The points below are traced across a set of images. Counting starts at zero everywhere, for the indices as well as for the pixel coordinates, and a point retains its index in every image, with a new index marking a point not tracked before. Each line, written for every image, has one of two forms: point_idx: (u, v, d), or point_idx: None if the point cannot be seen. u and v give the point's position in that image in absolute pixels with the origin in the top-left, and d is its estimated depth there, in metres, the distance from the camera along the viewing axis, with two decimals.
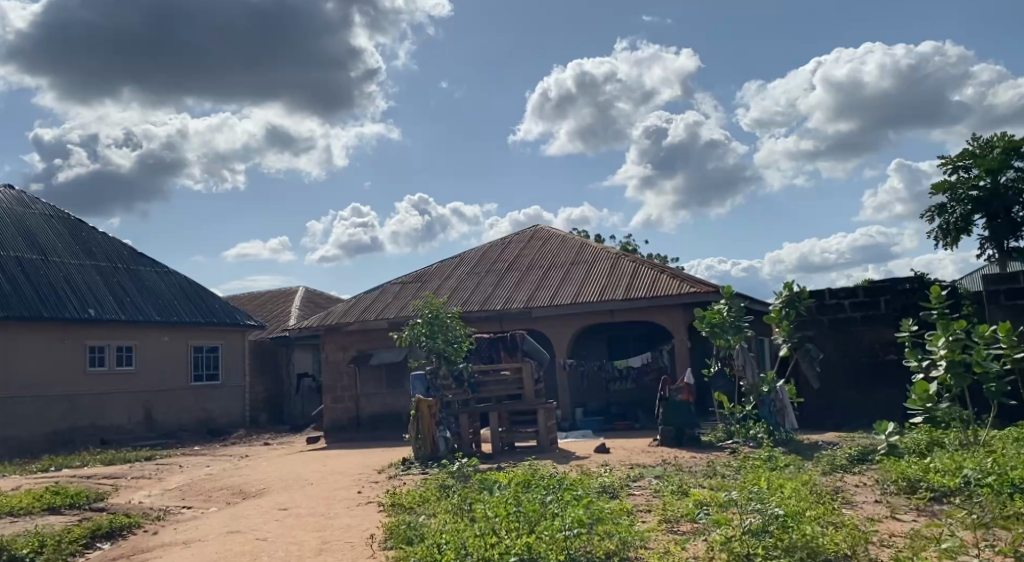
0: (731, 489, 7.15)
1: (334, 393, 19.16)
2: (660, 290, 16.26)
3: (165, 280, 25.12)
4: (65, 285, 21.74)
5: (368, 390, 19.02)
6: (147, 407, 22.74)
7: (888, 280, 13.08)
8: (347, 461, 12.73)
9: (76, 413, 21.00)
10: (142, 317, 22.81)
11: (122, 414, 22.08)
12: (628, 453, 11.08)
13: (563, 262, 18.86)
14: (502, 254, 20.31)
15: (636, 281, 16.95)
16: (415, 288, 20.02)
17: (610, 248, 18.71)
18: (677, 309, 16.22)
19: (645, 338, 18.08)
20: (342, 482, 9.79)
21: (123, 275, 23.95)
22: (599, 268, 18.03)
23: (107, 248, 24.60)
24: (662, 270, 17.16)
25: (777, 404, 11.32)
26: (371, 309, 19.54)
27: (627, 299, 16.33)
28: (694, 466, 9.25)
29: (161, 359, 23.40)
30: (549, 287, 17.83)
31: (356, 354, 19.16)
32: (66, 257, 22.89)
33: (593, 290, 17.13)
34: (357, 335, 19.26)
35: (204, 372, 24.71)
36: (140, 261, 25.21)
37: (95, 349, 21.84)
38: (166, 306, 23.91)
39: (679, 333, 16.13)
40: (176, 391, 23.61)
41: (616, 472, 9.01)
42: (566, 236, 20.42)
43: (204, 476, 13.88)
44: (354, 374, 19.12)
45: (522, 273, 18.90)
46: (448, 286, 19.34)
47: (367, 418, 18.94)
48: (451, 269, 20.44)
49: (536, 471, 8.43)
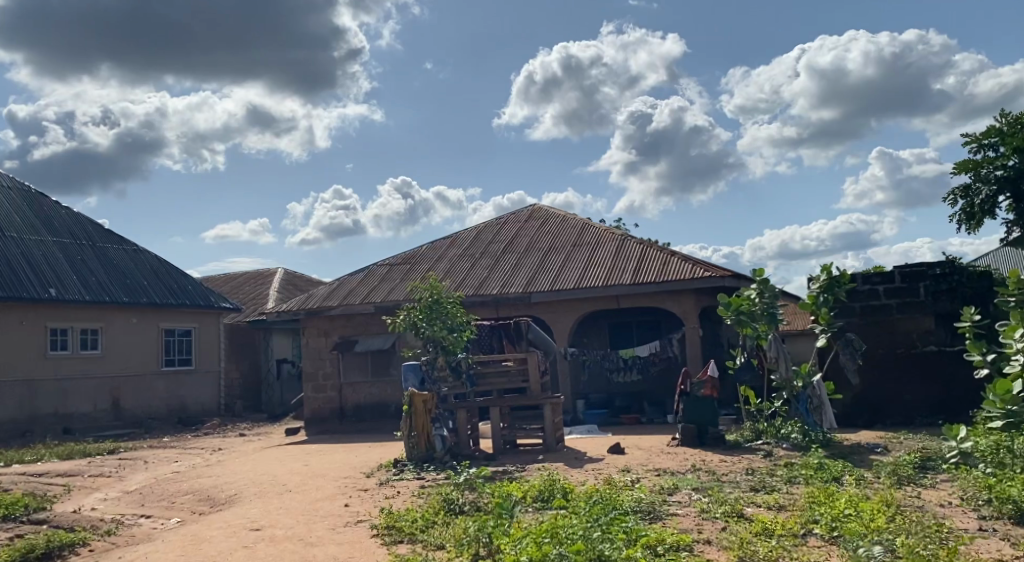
0: (797, 511, 5.93)
1: (315, 382, 17.88)
2: (670, 274, 15.07)
3: (134, 259, 23.62)
4: (23, 262, 20.22)
5: (352, 379, 17.75)
6: (114, 394, 21.33)
7: (925, 263, 11.94)
8: (330, 461, 11.47)
9: (36, 400, 19.57)
10: (109, 298, 21.32)
11: (87, 401, 20.68)
12: (647, 454, 9.88)
13: (565, 244, 17.61)
14: (498, 235, 19.00)
15: (644, 265, 15.73)
16: (405, 270, 18.69)
17: (615, 229, 17.46)
18: (689, 295, 15.04)
19: (651, 326, 16.88)
20: (325, 490, 8.51)
21: (88, 253, 22.43)
22: (603, 250, 16.78)
23: (71, 224, 23.07)
24: (671, 253, 15.94)
25: (814, 401, 10.16)
26: (356, 292, 18.18)
27: (635, 283, 15.13)
28: (732, 474, 8.04)
29: (129, 343, 21.94)
30: (550, 270, 16.56)
31: (338, 340, 17.87)
32: (25, 232, 21.36)
33: (597, 273, 15.91)
34: (341, 320, 17.92)
35: (176, 357, 23.29)
36: (106, 238, 23.69)
37: (57, 332, 20.37)
38: (135, 286, 22.43)
39: (690, 321, 14.98)
40: (146, 377, 22.20)
41: (644, 482, 7.79)
42: (566, 216, 19.13)
43: (169, 474, 12.56)
44: (337, 361, 17.84)
45: (519, 255, 17.61)
46: (440, 268, 18.03)
47: (351, 409, 17.70)
48: (443, 251, 19.10)
49: (555, 484, 7.20)
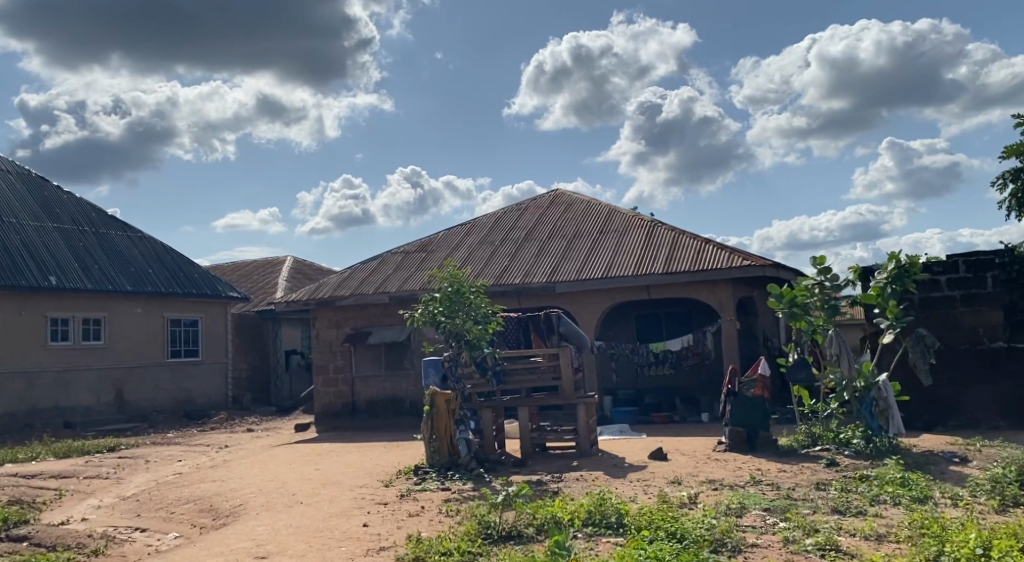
0: (906, 543, 4.98)
1: (327, 375, 17.02)
2: (706, 263, 14.10)
3: (138, 246, 22.76)
4: (22, 249, 19.37)
5: (365, 372, 16.86)
6: (117, 386, 20.50)
7: (993, 251, 10.86)
8: (344, 465, 10.57)
9: (36, 393, 18.77)
10: (112, 286, 20.47)
11: (89, 394, 19.87)
12: (693, 462, 8.95)
13: (590, 230, 16.63)
14: (518, 222, 18.00)
15: (677, 253, 14.75)
16: (420, 258, 17.73)
17: (643, 215, 16.44)
18: (725, 284, 14.08)
19: (681, 317, 15.91)
20: (338, 504, 7.60)
21: (90, 239, 21.57)
22: (632, 238, 15.78)
23: (73, 209, 22.22)
24: (705, 240, 14.95)
25: (879, 405, 9.04)
26: (369, 281, 17.22)
27: (667, 272, 14.16)
28: (802, 489, 7.09)
29: (133, 333, 21.10)
30: (575, 258, 15.60)
31: (351, 332, 16.95)
32: (25, 217, 20.50)
33: (626, 261, 14.95)
34: (353, 311, 17.00)
35: (182, 348, 22.44)
36: (109, 224, 22.83)
37: (58, 321, 19.54)
38: (139, 275, 21.56)
39: (727, 313, 14.02)
40: (151, 369, 21.38)
41: (704, 498, 6.84)
42: (590, 202, 18.09)
43: (171, 476, 11.69)
44: (349, 354, 16.94)
45: (541, 242, 16.64)
46: (458, 256, 17.08)
47: (363, 405, 16.82)
48: (460, 239, 18.13)
49: (605, 502, 6.26)
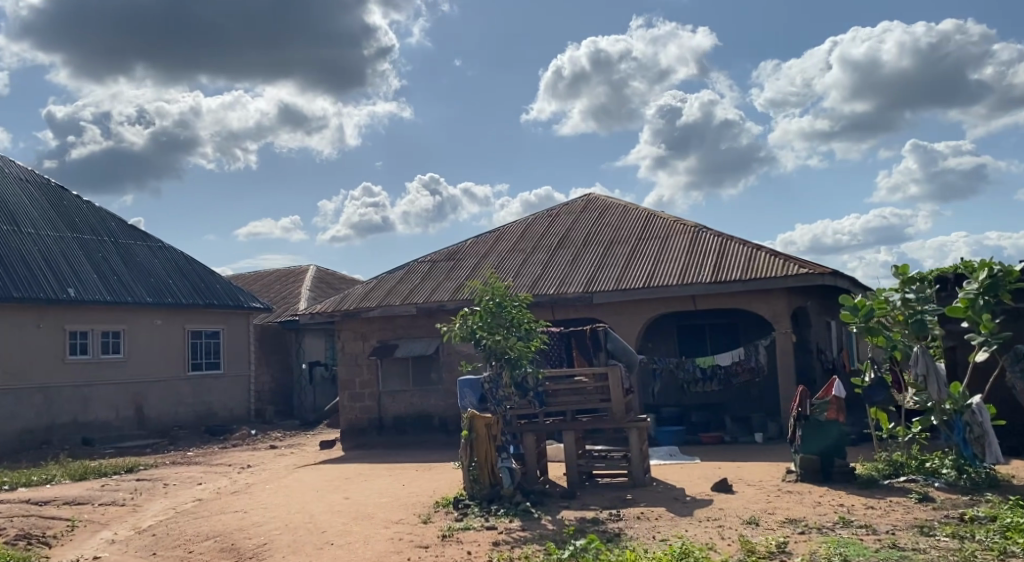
0: None
1: (352, 389, 16.27)
2: (758, 271, 13.21)
3: (159, 256, 22.15)
4: (39, 260, 18.77)
5: (392, 387, 16.05)
6: (137, 400, 19.88)
7: None
8: (374, 493, 9.76)
9: (54, 408, 18.15)
10: (132, 298, 19.84)
11: (109, 409, 19.26)
12: (764, 496, 8.06)
13: (628, 235, 15.74)
14: (551, 228, 17.08)
15: (724, 261, 13.83)
16: (449, 266, 16.91)
17: (685, 220, 15.50)
18: (778, 295, 13.23)
19: (726, 329, 15.04)
20: (373, 547, 6.79)
21: (109, 250, 20.98)
22: (674, 244, 14.86)
23: (92, 219, 21.65)
24: (754, 246, 14.03)
25: (974, 431, 8.06)
26: (396, 291, 16.42)
27: (716, 282, 13.27)
28: (904, 534, 6.18)
29: (153, 346, 20.46)
30: (613, 267, 14.72)
31: (377, 345, 16.17)
32: (43, 228, 19.92)
33: (670, 269, 14.07)
34: (379, 323, 16.22)
35: (203, 361, 21.78)
36: (129, 234, 22.25)
37: (77, 334, 18.93)
38: (159, 286, 20.93)
39: (781, 325, 13.17)
40: (171, 382, 20.75)
41: (794, 547, 5.95)
42: (625, 206, 17.12)
43: (189, 503, 10.93)
44: (375, 368, 16.16)
45: (576, 250, 15.74)
46: (489, 265, 16.24)
47: (390, 421, 16.01)
48: (489, 246, 17.25)
49: (685, 554, 5.39)
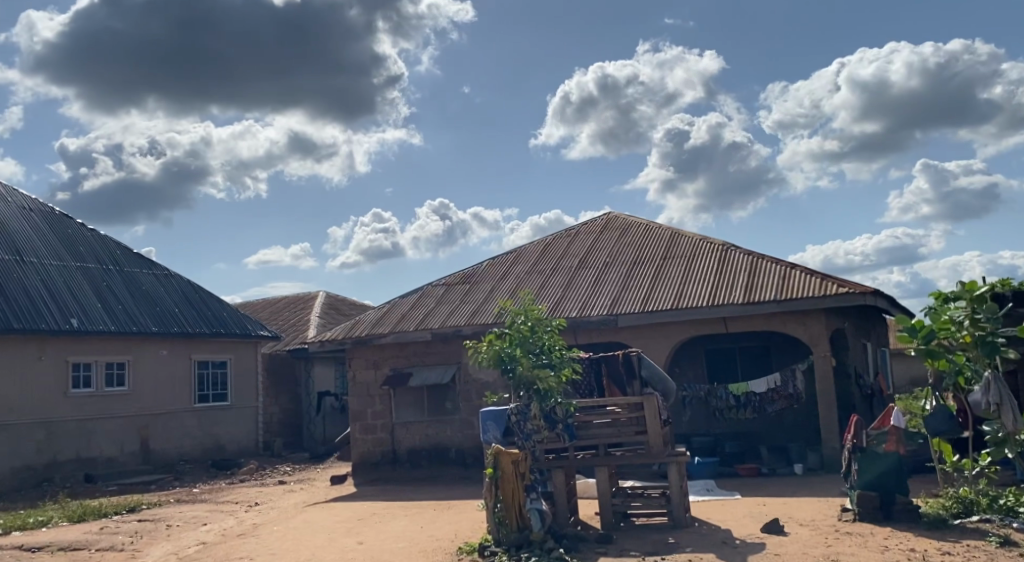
0: None
1: (364, 421, 15.54)
2: (793, 291, 12.47)
3: (165, 285, 21.57)
4: (42, 290, 18.18)
5: (405, 418, 15.31)
6: (142, 434, 19.19)
7: None
8: (390, 538, 9.00)
9: (56, 444, 17.47)
10: (137, 328, 19.22)
11: (113, 444, 18.58)
12: (822, 539, 7.27)
13: (652, 255, 15.01)
14: (570, 248, 16.35)
15: (756, 280, 13.08)
16: (464, 289, 16.20)
17: (712, 237, 14.75)
18: (816, 316, 12.47)
19: (758, 352, 14.28)
20: None
21: (115, 279, 20.40)
22: (702, 263, 14.12)
23: (97, 247, 21.10)
24: (788, 264, 13.27)
25: None
26: (409, 316, 15.71)
27: (749, 303, 12.53)
28: None
29: (159, 377, 19.81)
30: (638, 288, 13.99)
31: (390, 374, 15.42)
32: (46, 257, 19.36)
33: (699, 290, 13.33)
34: (391, 351, 15.49)
35: (210, 392, 21.11)
36: (135, 262, 21.69)
37: (80, 367, 18.30)
38: (165, 315, 20.32)
39: (819, 348, 12.39)
40: (178, 415, 20.07)
41: None
42: (647, 224, 16.38)
43: (192, 548, 10.18)
44: (388, 398, 15.42)
45: (598, 270, 15.01)
46: (506, 288, 15.54)
47: (404, 454, 15.23)
48: (506, 268, 16.53)
49: None
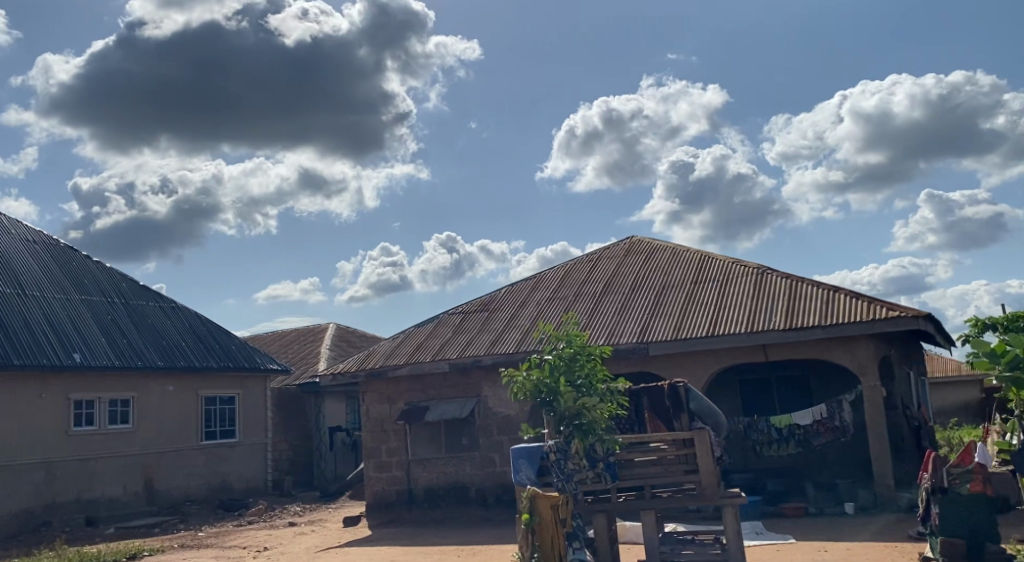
0: None
1: (378, 459, 14.72)
2: (838, 315, 11.68)
3: (171, 318, 20.84)
4: (44, 324, 17.45)
5: (422, 455, 14.47)
6: (146, 474, 18.35)
7: None
8: None
9: (56, 486, 16.64)
10: (142, 362, 18.46)
11: (116, 485, 17.74)
12: None
13: (682, 278, 14.21)
14: (593, 274, 15.55)
15: (797, 305, 12.28)
16: (483, 317, 15.41)
17: (745, 261, 13.97)
18: (863, 343, 11.66)
19: (796, 383, 13.46)
20: None
21: (120, 312, 19.69)
22: (737, 287, 13.32)
23: (101, 279, 20.40)
24: (830, 287, 12.47)
25: None
26: (426, 346, 14.91)
27: (791, 329, 11.74)
28: None
29: (164, 414, 19.01)
30: (669, 314, 13.19)
31: (405, 408, 14.58)
32: (49, 289, 18.67)
33: (736, 315, 12.53)
34: (407, 384, 14.68)
35: (217, 428, 20.29)
36: (141, 295, 20.99)
37: (82, 404, 17.51)
38: (171, 349, 19.57)
39: (867, 378, 11.57)
40: (183, 454, 19.24)
41: None
42: (674, 247, 15.60)
43: None
44: (403, 434, 14.59)
45: (624, 296, 14.20)
46: (527, 316, 14.76)
47: (421, 494, 14.36)
48: (526, 295, 15.72)
49: None
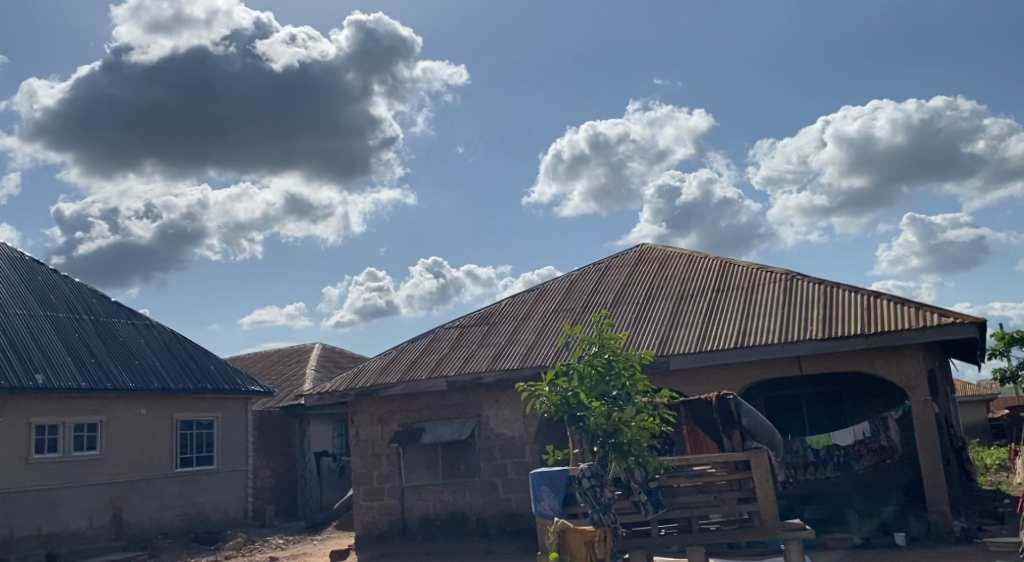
0: None
1: (369, 485, 13.37)
2: (882, 324, 10.47)
3: (145, 336, 19.44)
4: (4, 341, 16.01)
5: (417, 481, 13.13)
6: (115, 504, 16.88)
7: None
8: None
9: (14, 519, 15.15)
10: (112, 384, 17.01)
11: (81, 517, 16.25)
12: None
13: (702, 287, 12.98)
14: (602, 284, 14.31)
15: (835, 312, 11.09)
16: (483, 332, 14.11)
17: (771, 266, 12.78)
18: (910, 353, 10.48)
19: (828, 401, 12.23)
20: None
21: (89, 330, 18.27)
22: (764, 295, 12.12)
23: (69, 295, 19.00)
24: (869, 293, 11.30)
25: None
26: (421, 363, 13.60)
27: (829, 339, 10.54)
28: None
29: (136, 439, 17.57)
30: (690, 325, 11.96)
31: (399, 430, 13.25)
32: (11, 305, 17.26)
33: (767, 325, 11.31)
34: (400, 403, 13.36)
35: (194, 454, 18.86)
36: (112, 312, 19.59)
37: (45, 429, 16.07)
38: (144, 370, 18.14)
39: (915, 392, 10.39)
40: (156, 482, 17.79)
41: None
42: (689, 254, 14.39)
43: None
44: (397, 459, 13.25)
45: (638, 306, 12.96)
46: (532, 330, 13.48)
47: (416, 525, 13.00)
48: (529, 308, 14.46)
49: None
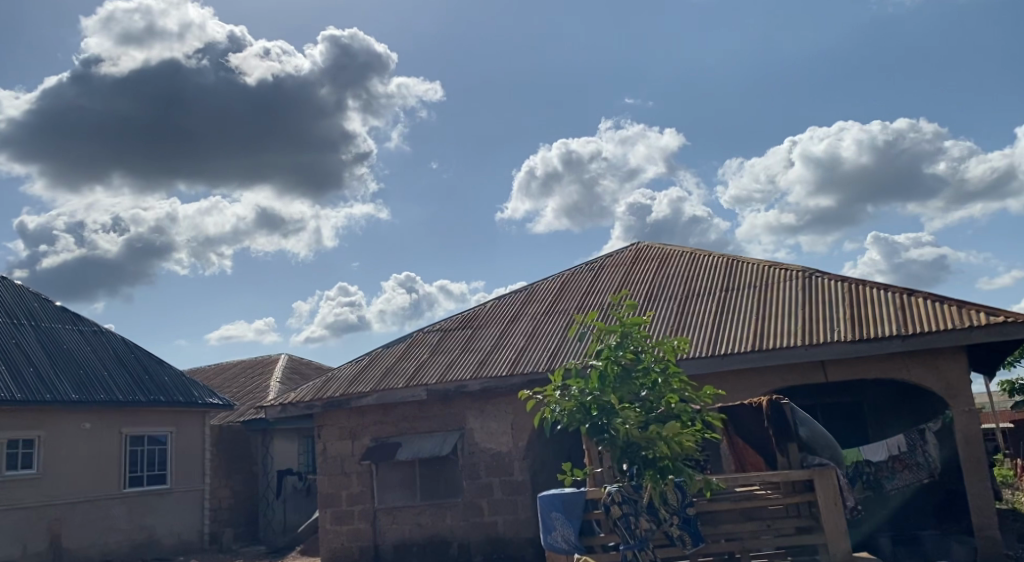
0: None
1: (337, 508, 11.92)
2: (921, 324, 9.29)
3: (91, 344, 17.79)
4: None
5: (392, 502, 11.72)
6: (53, 529, 15.20)
7: None
8: None
9: None
10: (52, 395, 15.36)
11: (13, 544, 14.56)
12: None
13: (709, 286, 11.74)
14: (597, 284, 13.03)
15: (864, 312, 9.90)
16: (466, 336, 12.76)
17: (785, 264, 11.59)
18: (950, 358, 9.31)
19: (847, 413, 11.13)
20: None
21: (27, 336, 16.61)
22: (781, 294, 10.91)
23: (7, 299, 17.30)
24: (901, 291, 10.15)
25: None
26: (397, 370, 12.19)
27: (861, 341, 9.32)
28: None
29: (79, 456, 15.92)
30: (700, 326, 10.69)
31: (371, 445, 11.82)
32: None
33: (788, 326, 10.07)
34: (372, 415, 11.93)
35: (144, 473, 17.23)
36: (56, 317, 17.91)
37: None
38: (90, 380, 16.50)
39: (957, 402, 9.21)
40: (101, 504, 16.13)
41: None
42: (692, 252, 13.16)
43: None
44: (369, 477, 11.82)
45: (639, 306, 11.69)
46: (521, 334, 12.15)
47: (390, 553, 11.56)
48: (517, 309, 13.15)
49: None
